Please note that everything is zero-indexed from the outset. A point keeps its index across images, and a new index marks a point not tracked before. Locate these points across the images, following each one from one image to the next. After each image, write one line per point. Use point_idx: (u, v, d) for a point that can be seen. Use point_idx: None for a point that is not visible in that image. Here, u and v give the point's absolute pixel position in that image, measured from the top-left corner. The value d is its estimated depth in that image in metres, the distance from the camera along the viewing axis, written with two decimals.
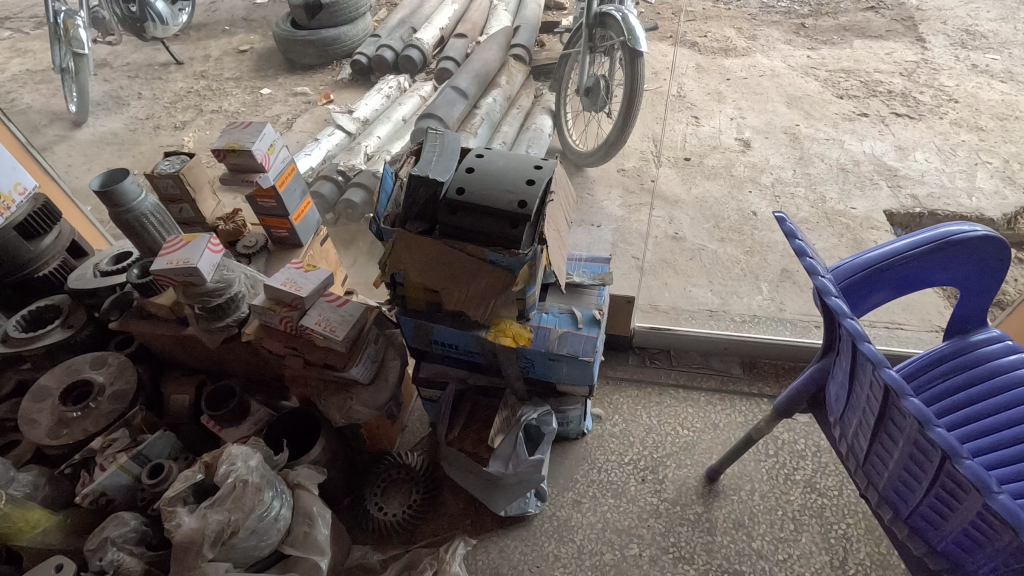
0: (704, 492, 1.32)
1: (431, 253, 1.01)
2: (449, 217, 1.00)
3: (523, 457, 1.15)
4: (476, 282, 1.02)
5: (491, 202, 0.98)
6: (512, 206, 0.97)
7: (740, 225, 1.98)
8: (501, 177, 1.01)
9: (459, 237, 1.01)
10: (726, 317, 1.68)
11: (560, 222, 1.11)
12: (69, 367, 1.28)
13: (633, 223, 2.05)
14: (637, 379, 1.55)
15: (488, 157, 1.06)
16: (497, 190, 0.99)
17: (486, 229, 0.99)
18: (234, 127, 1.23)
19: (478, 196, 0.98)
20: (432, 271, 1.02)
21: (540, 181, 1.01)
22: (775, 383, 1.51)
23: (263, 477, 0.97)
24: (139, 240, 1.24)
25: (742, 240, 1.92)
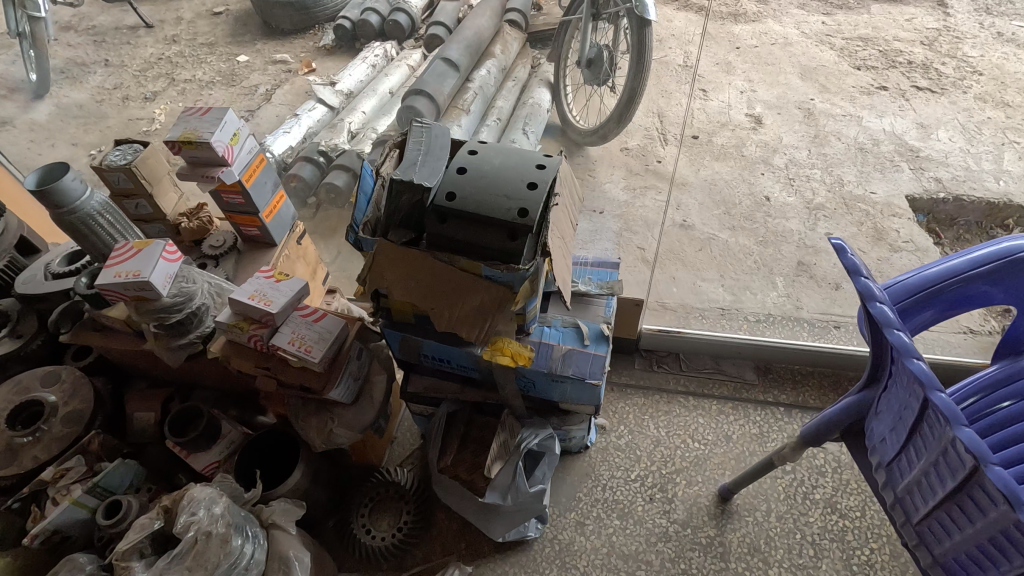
0: (717, 514, 1.23)
1: (418, 267, 0.88)
2: (439, 227, 0.86)
3: (523, 488, 1.05)
4: (470, 300, 0.89)
5: (488, 210, 0.83)
6: (513, 215, 0.83)
7: (753, 212, 1.86)
8: (499, 179, 0.87)
9: (450, 248, 0.87)
10: (739, 316, 1.56)
11: (565, 228, 0.98)
12: (18, 385, 1.15)
13: (637, 209, 1.91)
14: (644, 385, 1.44)
15: (483, 153, 0.91)
16: (496, 196, 0.85)
17: (482, 240, 0.85)
18: (191, 113, 1.07)
19: (472, 203, 0.84)
20: (419, 288, 0.89)
21: (543, 183, 0.87)
22: (792, 390, 1.41)
23: (230, 526, 0.86)
24: (87, 243, 1.09)
25: (755, 230, 1.79)
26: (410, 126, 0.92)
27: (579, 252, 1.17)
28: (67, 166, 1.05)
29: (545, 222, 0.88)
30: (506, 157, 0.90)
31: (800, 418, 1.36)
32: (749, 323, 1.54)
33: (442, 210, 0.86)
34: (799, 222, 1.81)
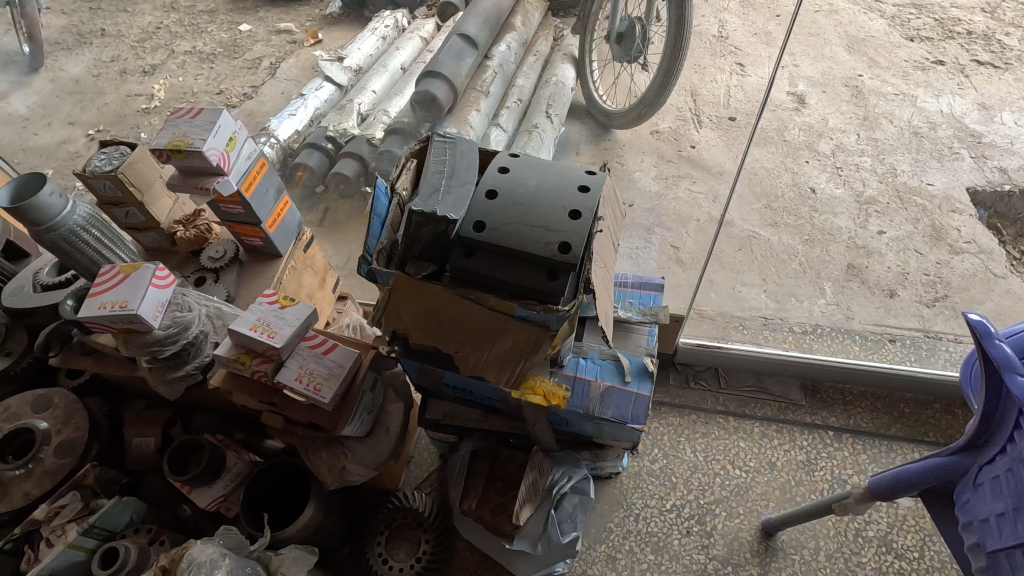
0: (760, 551, 1.14)
1: (442, 305, 0.76)
2: (467, 262, 0.74)
3: (555, 538, 0.98)
4: (501, 343, 0.77)
5: (525, 245, 0.71)
6: (554, 250, 0.71)
7: (796, 205, 1.62)
8: (536, 205, 0.74)
9: (479, 283, 0.75)
10: (782, 327, 1.43)
11: (609, 254, 0.85)
12: (7, 410, 1.06)
13: (670, 201, 1.75)
14: (680, 404, 1.33)
15: (516, 172, 0.79)
16: (533, 227, 0.72)
17: (517, 277, 0.73)
18: (180, 116, 0.94)
19: (505, 235, 0.72)
20: (444, 329, 0.77)
21: (588, 210, 0.74)
22: (842, 413, 1.29)
23: None
24: (73, 262, 0.99)
25: (801, 226, 1.60)
26: (431, 142, 0.80)
27: (619, 271, 1.05)
28: (44, 178, 0.93)
29: (589, 253, 0.76)
30: (543, 178, 0.77)
31: (851, 444, 1.25)
32: (794, 335, 1.42)
33: (470, 242, 0.74)
34: (847, 219, 1.63)
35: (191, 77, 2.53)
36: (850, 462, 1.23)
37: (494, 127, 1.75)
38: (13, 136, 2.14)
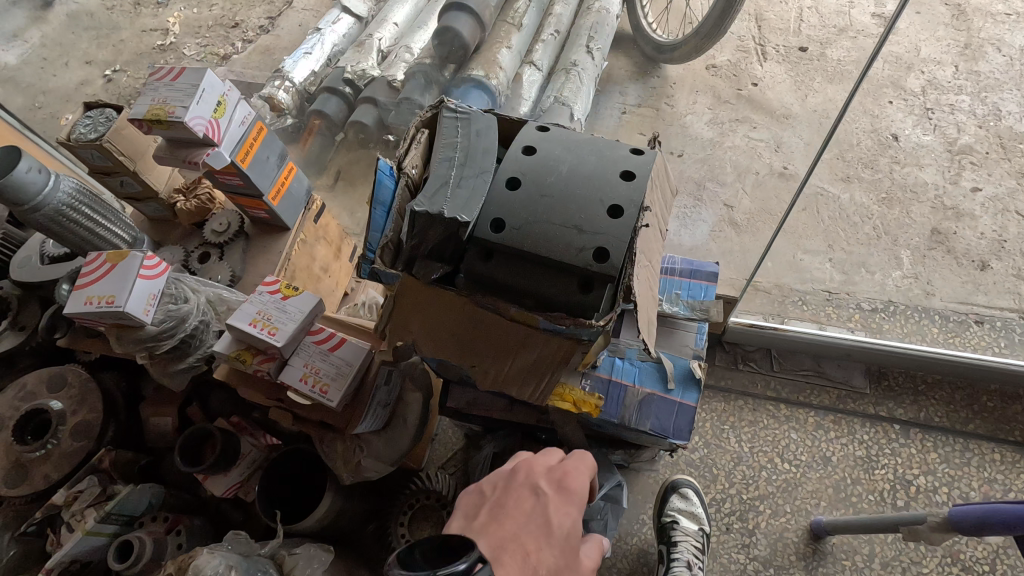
0: (808, 554, 1.05)
1: (455, 315, 0.65)
2: (485, 269, 0.62)
3: None
4: (529, 355, 0.67)
5: (555, 250, 0.58)
6: (589, 257, 0.58)
7: (875, 155, 1.28)
8: (569, 199, 0.60)
9: (499, 291, 0.63)
10: (848, 304, 1.26)
11: (655, 246, 0.71)
12: (24, 389, 1.04)
13: (725, 151, 1.54)
14: (725, 388, 1.22)
15: (545, 152, 0.64)
16: (564, 226, 0.59)
17: (544, 287, 0.61)
18: (160, 78, 0.82)
19: (530, 238, 0.59)
20: (459, 340, 0.66)
21: (632, 205, 0.60)
22: (912, 404, 1.15)
23: None
24: (65, 240, 0.91)
25: (877, 182, 1.32)
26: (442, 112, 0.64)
27: (667, 253, 0.90)
28: (21, 151, 0.83)
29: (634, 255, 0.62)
30: (579, 162, 0.62)
31: (920, 440, 1.12)
32: (861, 313, 1.25)
33: (488, 244, 0.61)
34: (936, 170, 1.33)
35: (205, 6, 2.34)
36: (917, 461, 1.10)
37: (527, 66, 1.55)
38: (33, 77, 2.02)
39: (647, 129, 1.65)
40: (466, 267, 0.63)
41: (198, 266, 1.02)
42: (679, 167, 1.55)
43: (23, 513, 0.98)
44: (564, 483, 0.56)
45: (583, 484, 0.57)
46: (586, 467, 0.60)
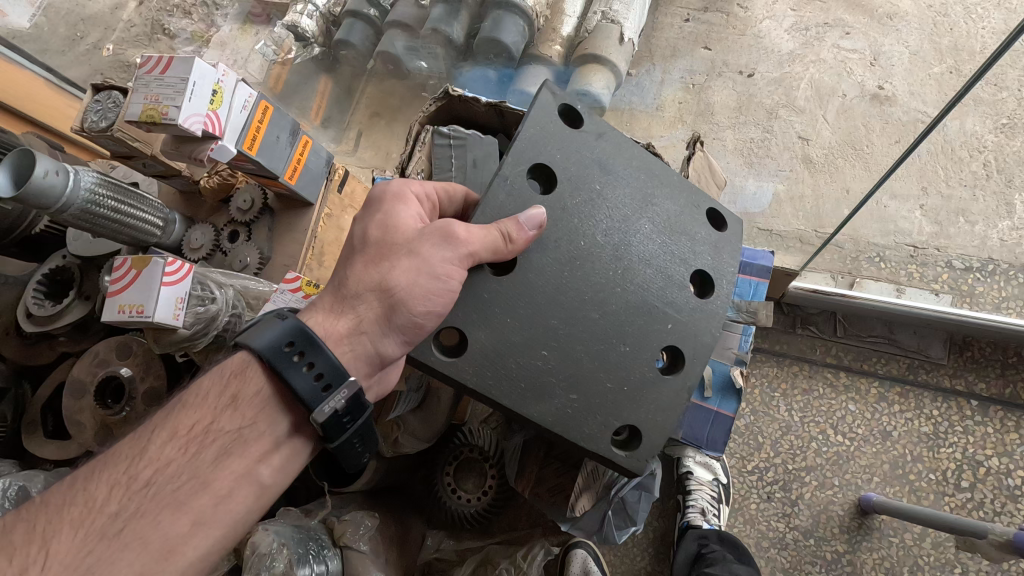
0: (852, 528, 1.03)
1: (654, 401, 0.67)
2: (629, 405, 0.66)
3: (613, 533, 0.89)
4: (697, 305, 0.70)
5: (603, 196, 0.70)
6: (571, 145, 0.71)
7: (1002, 74, 0.88)
8: (563, 263, 0.67)
9: (639, 370, 0.66)
10: (937, 261, 1.10)
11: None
12: (97, 357, 1.13)
13: (806, 67, 1.26)
14: (781, 353, 1.13)
15: (341, 423, 0.60)
16: (586, 319, 0.66)
17: (626, 333, 0.67)
18: (145, 69, 0.75)
19: (594, 370, 0.65)
20: (687, 386, 0.67)
21: (507, 203, 0.67)
22: (995, 380, 1.05)
23: (294, 560, 0.84)
24: (94, 232, 0.91)
25: (999, 104, 0.95)
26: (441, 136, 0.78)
27: None
28: (35, 153, 0.81)
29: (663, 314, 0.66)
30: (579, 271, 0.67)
31: (999, 419, 1.03)
32: (951, 272, 1.09)
33: (608, 414, 0.65)
34: None
35: None
36: (992, 441, 1.02)
37: None
38: None
39: (713, 40, 1.39)
40: (480, 333, 0.65)
41: (229, 246, 1.01)
42: (750, 90, 1.33)
43: None
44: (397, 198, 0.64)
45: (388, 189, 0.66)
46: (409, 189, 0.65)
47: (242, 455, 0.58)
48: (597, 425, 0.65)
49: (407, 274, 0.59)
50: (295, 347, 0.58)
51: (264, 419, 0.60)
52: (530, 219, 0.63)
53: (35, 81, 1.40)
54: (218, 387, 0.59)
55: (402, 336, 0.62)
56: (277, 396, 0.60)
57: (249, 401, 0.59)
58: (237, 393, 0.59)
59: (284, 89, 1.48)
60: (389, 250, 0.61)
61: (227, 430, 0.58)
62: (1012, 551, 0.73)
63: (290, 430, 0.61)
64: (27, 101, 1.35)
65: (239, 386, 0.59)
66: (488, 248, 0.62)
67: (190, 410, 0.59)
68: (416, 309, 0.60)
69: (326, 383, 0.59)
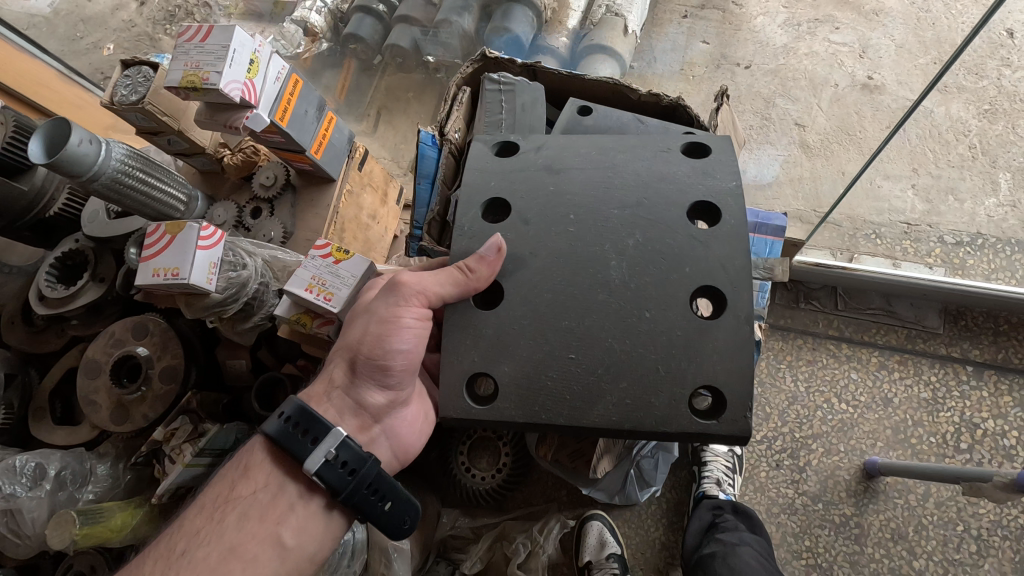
0: (859, 491, 1.06)
1: (715, 348, 0.59)
2: (687, 364, 0.59)
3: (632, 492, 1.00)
4: (707, 235, 0.62)
5: (561, 190, 0.65)
6: (514, 165, 0.68)
7: (985, 59, 0.95)
8: (557, 270, 0.62)
9: (678, 324, 0.60)
10: (930, 237, 1.16)
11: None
12: (113, 338, 1.14)
13: (800, 60, 1.33)
14: (785, 326, 1.18)
15: (337, 471, 0.63)
16: (600, 305, 0.61)
17: (643, 297, 0.60)
18: (187, 40, 0.79)
19: (634, 347, 0.60)
20: (743, 317, 0.59)
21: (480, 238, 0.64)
22: (988, 346, 1.11)
23: None
24: (121, 205, 0.92)
25: (981, 90, 1.02)
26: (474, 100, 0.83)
27: None
28: (71, 122, 0.83)
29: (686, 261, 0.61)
30: (580, 277, 0.62)
31: (993, 383, 1.08)
32: (943, 247, 1.15)
33: (673, 385, 0.59)
34: None
35: None
36: (987, 404, 1.07)
37: None
38: None
39: (711, 35, 1.47)
40: (506, 364, 0.61)
41: (251, 222, 1.03)
42: (747, 82, 1.40)
43: (131, 444, 1.11)
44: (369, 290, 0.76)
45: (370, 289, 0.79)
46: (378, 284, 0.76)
47: (261, 519, 0.62)
48: (670, 398, 0.59)
49: (361, 331, 0.68)
50: (290, 418, 0.65)
51: (276, 482, 0.64)
52: (488, 247, 0.61)
53: (46, 72, 1.41)
54: (232, 467, 0.66)
55: (375, 384, 0.68)
56: (283, 462, 0.65)
57: (259, 470, 0.65)
58: (249, 466, 0.65)
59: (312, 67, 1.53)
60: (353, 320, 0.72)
61: (244, 496, 0.63)
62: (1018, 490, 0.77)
63: (303, 492, 0.65)
64: (39, 91, 1.36)
65: (250, 459, 0.66)
66: (448, 281, 0.61)
67: (211, 490, 0.65)
68: (369, 353, 0.67)
69: (312, 434, 0.64)
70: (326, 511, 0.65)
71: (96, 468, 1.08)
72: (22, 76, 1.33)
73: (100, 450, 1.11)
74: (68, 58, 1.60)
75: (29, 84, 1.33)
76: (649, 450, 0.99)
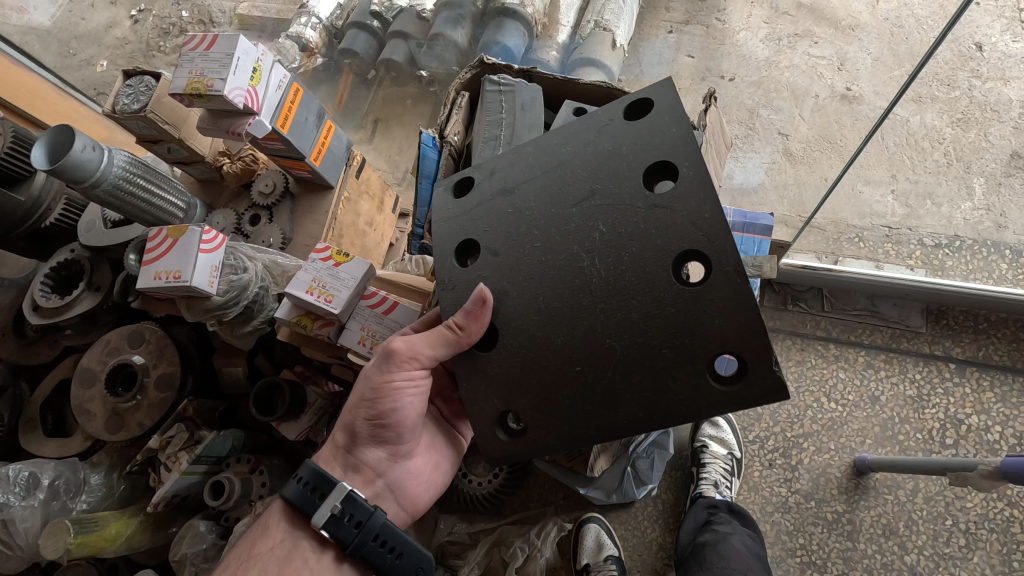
0: (850, 488, 1.08)
1: (714, 303, 0.51)
2: (694, 338, 0.53)
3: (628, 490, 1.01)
4: (662, 198, 0.54)
5: (516, 212, 0.61)
6: (472, 199, 0.65)
7: (956, 70, 1.00)
8: (535, 293, 0.59)
9: (663, 303, 0.53)
10: (911, 240, 1.20)
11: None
12: (108, 346, 1.13)
13: (783, 72, 1.37)
14: (775, 328, 1.21)
15: (345, 526, 0.64)
16: (586, 309, 0.56)
17: (619, 293, 0.55)
18: (192, 48, 0.81)
19: (631, 342, 0.55)
20: (731, 269, 0.50)
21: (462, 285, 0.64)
22: (969, 344, 1.14)
23: None
24: (121, 211, 0.93)
25: (954, 100, 1.07)
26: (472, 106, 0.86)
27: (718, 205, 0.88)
28: (73, 129, 0.84)
29: (656, 233, 0.54)
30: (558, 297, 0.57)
31: (975, 379, 1.12)
32: (923, 249, 1.19)
33: (686, 362, 0.53)
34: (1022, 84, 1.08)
35: None
36: (970, 400, 1.10)
37: None
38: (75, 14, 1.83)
39: (697, 50, 1.52)
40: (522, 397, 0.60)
41: (250, 229, 1.05)
42: (732, 94, 1.44)
43: (126, 453, 1.10)
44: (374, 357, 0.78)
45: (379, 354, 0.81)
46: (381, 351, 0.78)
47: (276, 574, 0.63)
48: (687, 374, 0.54)
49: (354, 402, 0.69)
50: (304, 482, 0.67)
51: (291, 537, 0.66)
52: (474, 300, 0.59)
53: (43, 85, 1.42)
54: (253, 526, 0.69)
55: (374, 443, 0.70)
56: (299, 519, 0.67)
57: (276, 528, 0.67)
58: (269, 522, 0.68)
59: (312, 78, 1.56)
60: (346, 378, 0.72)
61: (262, 553, 0.65)
62: (1002, 478, 0.80)
63: (317, 546, 0.66)
64: (33, 103, 1.37)
65: (268, 518, 0.68)
66: (441, 343, 0.61)
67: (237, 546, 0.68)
68: (363, 415, 0.68)
69: (318, 491, 0.66)
70: (339, 565, 0.66)
71: (90, 478, 1.07)
72: (19, 89, 1.34)
73: (94, 459, 1.10)
74: (61, 72, 1.61)
75: (25, 96, 1.35)
76: (645, 449, 1.01)
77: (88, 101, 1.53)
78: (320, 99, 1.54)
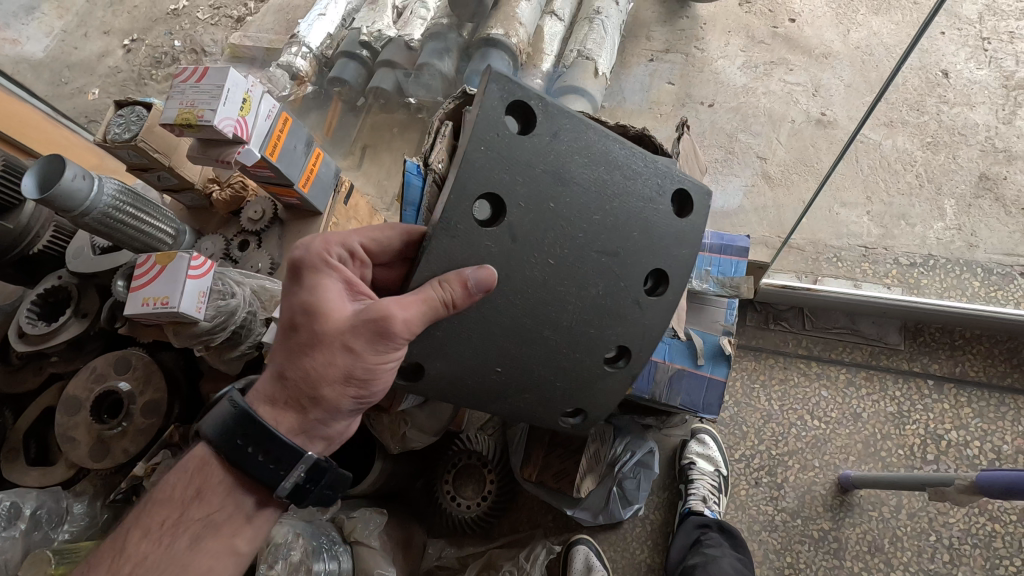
0: (835, 505, 1.09)
1: (602, 389, 0.73)
2: (588, 395, 0.73)
3: (615, 512, 1.01)
4: (649, 301, 0.70)
5: (560, 208, 0.64)
6: (526, 148, 0.63)
7: (923, 96, 1.05)
8: (528, 283, 0.66)
9: (588, 363, 0.71)
10: (886, 259, 1.23)
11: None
12: (94, 373, 1.13)
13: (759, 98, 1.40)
14: (758, 347, 1.23)
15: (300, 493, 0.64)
16: (553, 322, 0.67)
17: (580, 342, 0.69)
18: (183, 80, 0.84)
19: (552, 365, 0.70)
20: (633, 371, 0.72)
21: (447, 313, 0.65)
22: (947, 361, 1.17)
23: (308, 552, 0.85)
24: (112, 238, 0.94)
25: (923, 124, 1.12)
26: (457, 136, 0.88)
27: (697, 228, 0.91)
28: (64, 159, 0.86)
29: (631, 307, 0.69)
30: (541, 300, 0.66)
31: (953, 395, 1.14)
32: (899, 268, 1.23)
33: (559, 401, 0.73)
34: (987, 109, 1.12)
35: None
36: (950, 416, 1.12)
37: (549, 16, 1.47)
38: None
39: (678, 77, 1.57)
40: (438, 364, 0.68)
41: (239, 255, 1.06)
42: (711, 120, 1.46)
43: (110, 481, 1.10)
44: (319, 290, 0.63)
45: (314, 275, 0.64)
46: (328, 283, 0.64)
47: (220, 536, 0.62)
48: (549, 405, 0.73)
49: (325, 364, 0.59)
50: (249, 440, 0.61)
51: (232, 500, 0.63)
52: (479, 281, 0.61)
53: (33, 114, 1.43)
54: (181, 474, 0.63)
55: (350, 413, 0.64)
56: (237, 477, 0.64)
57: (214, 490, 0.63)
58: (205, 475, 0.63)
59: (302, 106, 1.59)
60: (318, 335, 0.60)
61: (197, 518, 0.62)
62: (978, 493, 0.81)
63: (257, 506, 0.65)
64: (23, 133, 1.38)
65: (201, 478, 0.63)
66: (430, 318, 0.61)
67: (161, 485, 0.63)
68: (350, 395, 0.61)
69: (283, 466, 0.62)
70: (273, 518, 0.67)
71: (73, 507, 1.06)
72: (10, 118, 1.36)
73: (77, 488, 1.09)
74: (52, 101, 1.63)
75: (15, 125, 1.36)
76: (631, 470, 1.03)
77: (79, 130, 1.55)
78: (309, 126, 1.56)
